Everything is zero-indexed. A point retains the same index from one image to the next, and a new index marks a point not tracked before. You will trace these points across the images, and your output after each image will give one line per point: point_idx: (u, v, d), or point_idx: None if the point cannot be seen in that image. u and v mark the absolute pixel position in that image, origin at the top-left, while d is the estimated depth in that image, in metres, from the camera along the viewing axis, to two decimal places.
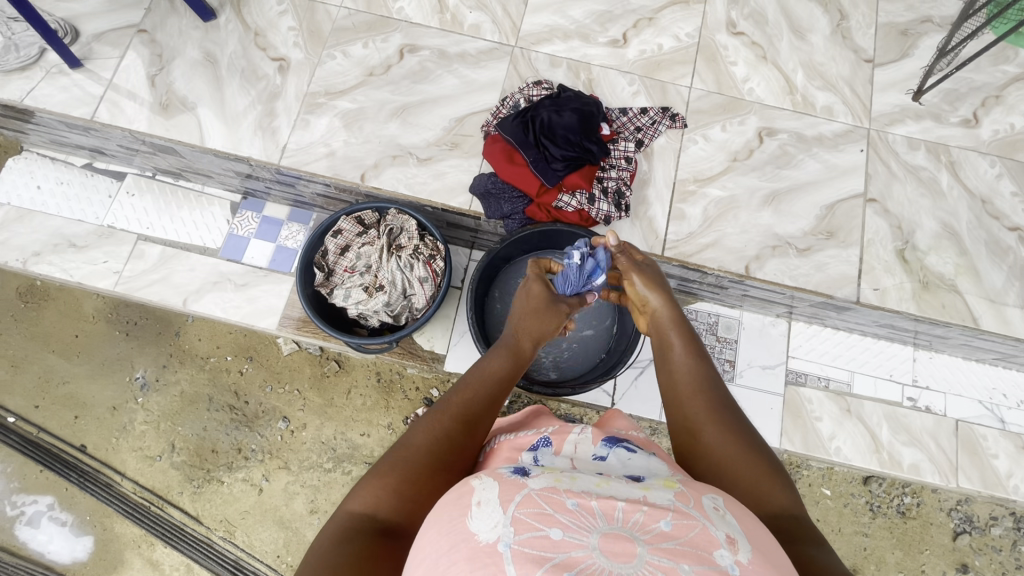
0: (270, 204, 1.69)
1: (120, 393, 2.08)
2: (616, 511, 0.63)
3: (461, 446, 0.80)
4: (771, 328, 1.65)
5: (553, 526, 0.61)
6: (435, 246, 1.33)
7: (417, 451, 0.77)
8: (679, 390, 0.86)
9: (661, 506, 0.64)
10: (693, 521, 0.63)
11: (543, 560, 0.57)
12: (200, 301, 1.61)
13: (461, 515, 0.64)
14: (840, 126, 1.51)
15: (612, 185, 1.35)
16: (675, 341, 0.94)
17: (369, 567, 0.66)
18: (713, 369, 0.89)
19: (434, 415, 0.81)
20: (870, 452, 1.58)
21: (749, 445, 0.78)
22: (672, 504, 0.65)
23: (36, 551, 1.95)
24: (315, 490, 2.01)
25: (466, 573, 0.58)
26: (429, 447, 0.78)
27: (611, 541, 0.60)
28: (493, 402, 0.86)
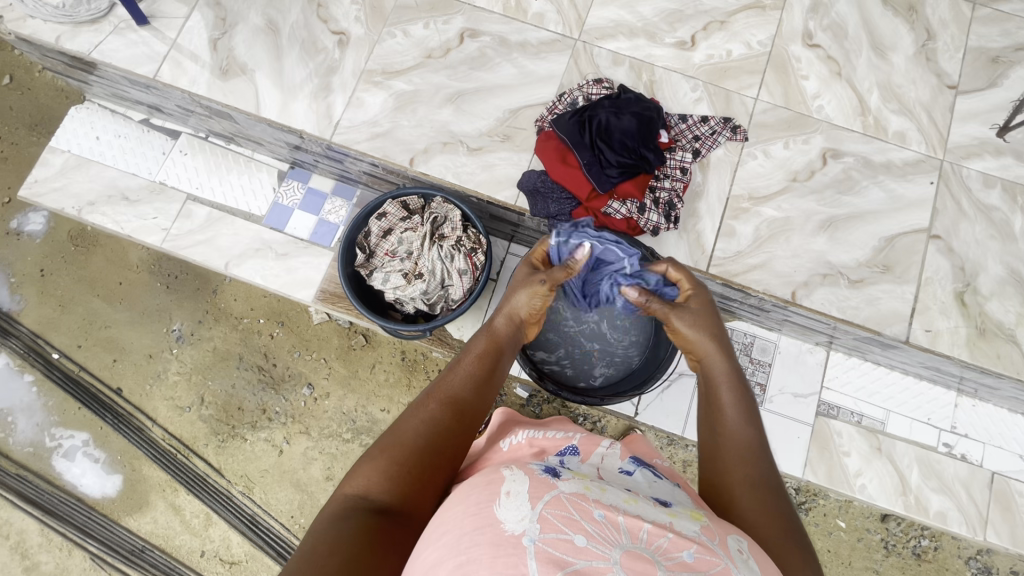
0: (316, 176, 1.70)
1: (158, 342, 2.16)
2: (642, 531, 0.65)
3: (451, 429, 0.84)
4: (808, 356, 1.61)
5: (578, 532, 0.63)
6: (477, 239, 1.32)
7: (407, 436, 0.82)
8: (722, 453, 0.85)
9: (685, 537, 0.66)
10: (716, 558, 0.63)
11: (564, 564, 0.59)
12: (241, 266, 1.64)
13: (489, 501, 0.66)
14: (911, 155, 1.43)
15: (665, 195, 1.31)
16: (725, 401, 0.90)
17: (365, 542, 0.69)
18: (763, 439, 0.86)
19: (420, 403, 0.86)
20: (897, 494, 1.54)
21: (787, 531, 0.75)
22: (696, 537, 0.66)
23: (69, 484, 2.05)
24: (333, 458, 2.06)
25: (489, 556, 0.60)
26: (417, 430, 0.82)
27: (635, 558, 0.61)
28: (477, 388, 0.91)
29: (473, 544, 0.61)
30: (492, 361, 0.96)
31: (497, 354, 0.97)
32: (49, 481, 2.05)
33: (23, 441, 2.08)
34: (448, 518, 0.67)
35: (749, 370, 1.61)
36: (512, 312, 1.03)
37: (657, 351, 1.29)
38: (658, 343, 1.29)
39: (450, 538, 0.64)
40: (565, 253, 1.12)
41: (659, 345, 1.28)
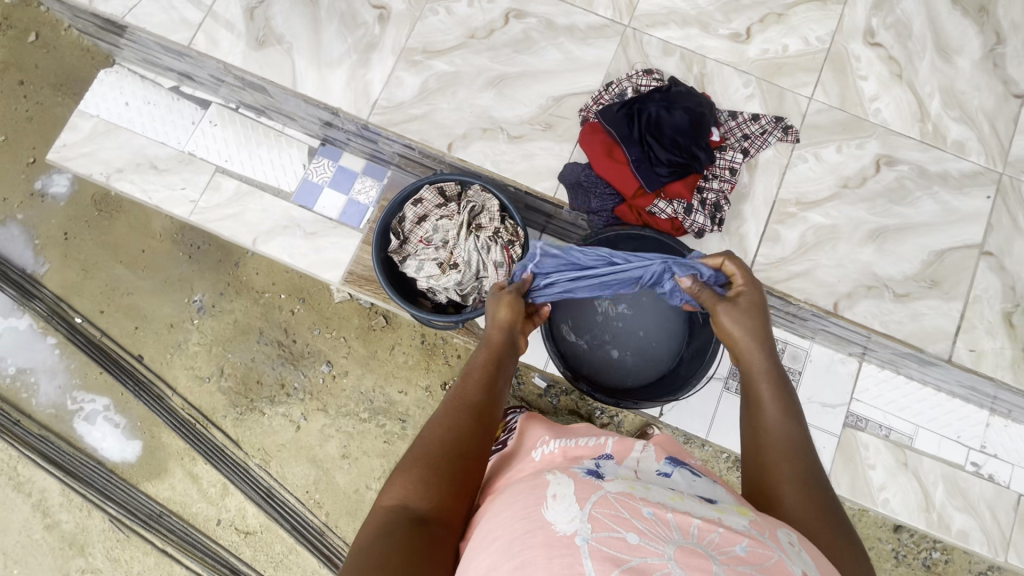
0: (347, 154, 1.66)
1: (179, 311, 2.16)
2: (693, 526, 0.62)
3: (473, 431, 0.83)
4: (839, 366, 1.58)
5: (630, 530, 0.61)
6: (514, 231, 1.29)
7: (431, 445, 0.80)
8: (769, 449, 0.82)
9: (737, 532, 0.63)
10: (768, 551, 0.61)
11: (619, 562, 0.57)
12: (269, 243, 1.62)
13: (536, 504, 0.65)
14: (969, 166, 1.37)
15: (711, 196, 1.26)
16: (765, 396, 0.86)
17: (415, 554, 0.67)
18: (807, 435, 0.83)
19: (439, 413, 0.84)
20: (919, 510, 1.52)
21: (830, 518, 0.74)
22: (747, 530, 0.64)
23: (89, 447, 2.07)
24: (349, 437, 2.07)
25: (543, 558, 0.59)
26: (441, 437, 0.81)
27: (690, 553, 0.59)
28: (489, 388, 0.90)
29: (527, 547, 0.60)
30: (493, 360, 0.95)
31: (499, 357, 0.96)
32: (70, 443, 2.08)
33: (45, 402, 2.10)
34: (496, 525, 0.66)
35: None
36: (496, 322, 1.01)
37: (695, 353, 1.25)
38: (694, 346, 1.26)
39: (502, 544, 0.63)
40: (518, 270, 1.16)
41: (697, 347, 1.25)
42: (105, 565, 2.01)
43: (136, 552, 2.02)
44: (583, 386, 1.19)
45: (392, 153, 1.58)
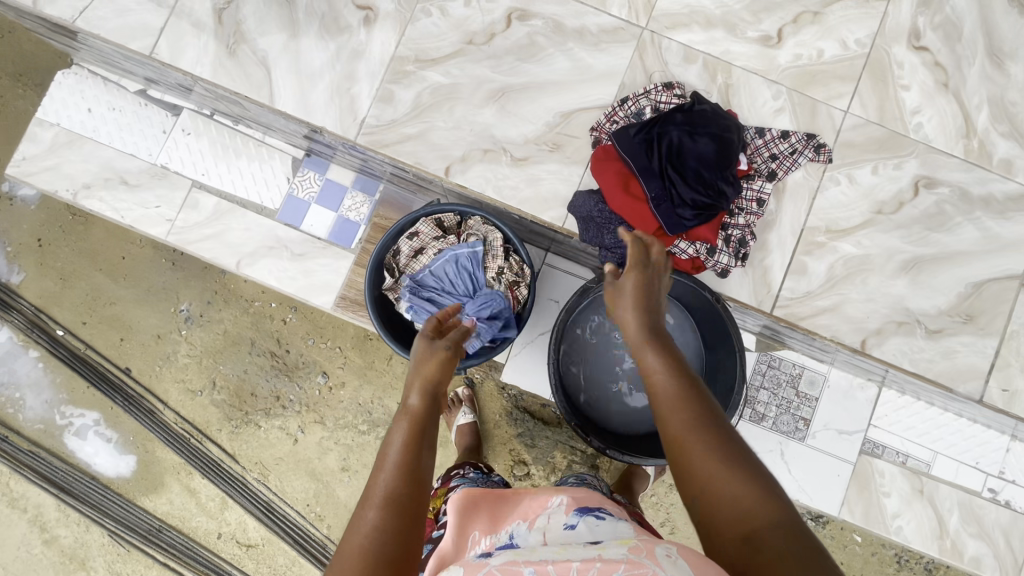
0: (334, 166, 1.53)
1: (166, 322, 2.06)
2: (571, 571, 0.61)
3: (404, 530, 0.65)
4: (858, 391, 1.51)
5: None
6: (520, 267, 1.19)
7: (351, 560, 0.62)
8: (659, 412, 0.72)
9: (614, 561, 0.61)
10: (646, 568, 0.59)
11: None
12: (254, 266, 1.50)
13: None
14: (1015, 188, 1.26)
15: (737, 232, 1.17)
16: (650, 360, 0.78)
17: None
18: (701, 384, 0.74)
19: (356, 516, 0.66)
20: (933, 538, 1.49)
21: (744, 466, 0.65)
22: (625, 556, 0.62)
23: (83, 462, 2.03)
24: (348, 449, 2.03)
25: None
26: (354, 558, 0.62)
27: None
28: (414, 478, 0.69)
29: None
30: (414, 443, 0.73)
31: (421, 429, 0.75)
32: (62, 459, 2.03)
33: (33, 418, 2.04)
34: None
35: (794, 403, 1.51)
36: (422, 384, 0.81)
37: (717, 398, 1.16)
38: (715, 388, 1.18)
39: None
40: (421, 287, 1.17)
41: (720, 394, 1.15)
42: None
43: (138, 565, 2.01)
44: (596, 443, 1.10)
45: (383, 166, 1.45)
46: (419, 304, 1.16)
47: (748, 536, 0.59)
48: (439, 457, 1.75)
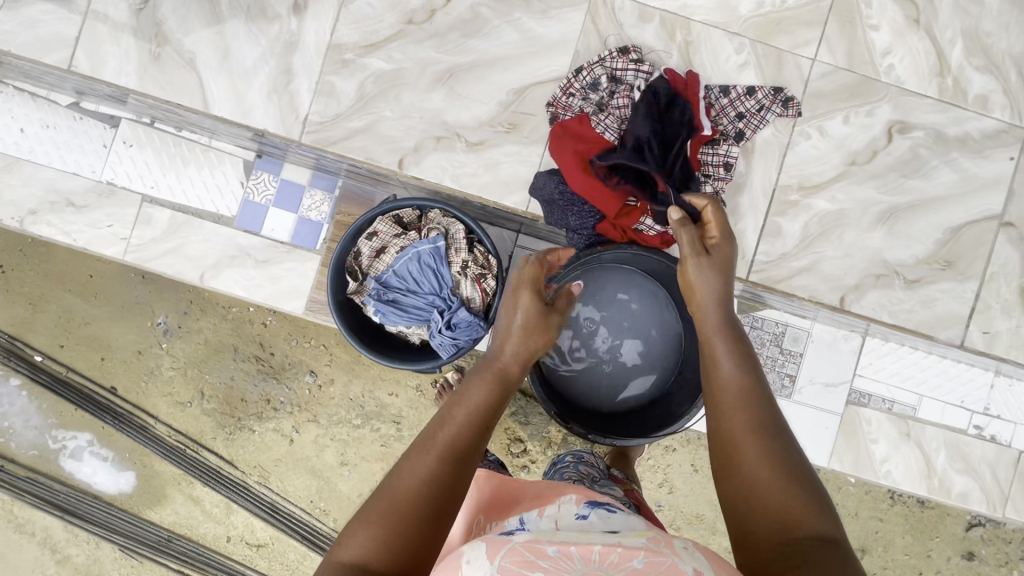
0: (288, 165, 1.47)
1: (144, 337, 2.03)
2: (593, 553, 0.62)
3: (454, 484, 0.73)
4: (842, 343, 1.50)
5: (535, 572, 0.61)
6: (486, 259, 1.14)
7: (405, 493, 0.71)
8: (723, 398, 0.77)
9: (633, 546, 0.63)
10: (665, 557, 0.61)
11: None
12: (218, 277, 1.46)
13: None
14: (992, 124, 1.21)
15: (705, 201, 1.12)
16: (721, 351, 0.82)
17: None
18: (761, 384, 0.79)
19: (418, 455, 0.74)
20: (921, 478, 1.52)
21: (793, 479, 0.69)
22: (644, 544, 0.64)
23: (83, 483, 2.03)
24: (345, 445, 2.04)
25: None
26: (411, 485, 0.71)
27: None
28: (480, 423, 0.79)
29: None
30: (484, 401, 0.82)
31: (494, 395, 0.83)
32: (62, 482, 2.03)
33: (25, 445, 2.03)
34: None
35: (779, 361, 1.50)
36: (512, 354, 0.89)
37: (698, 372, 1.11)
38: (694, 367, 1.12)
39: None
40: (389, 284, 1.14)
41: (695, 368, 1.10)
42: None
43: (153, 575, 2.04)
44: (577, 429, 1.07)
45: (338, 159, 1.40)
46: (386, 307, 1.12)
47: (785, 545, 0.63)
48: None
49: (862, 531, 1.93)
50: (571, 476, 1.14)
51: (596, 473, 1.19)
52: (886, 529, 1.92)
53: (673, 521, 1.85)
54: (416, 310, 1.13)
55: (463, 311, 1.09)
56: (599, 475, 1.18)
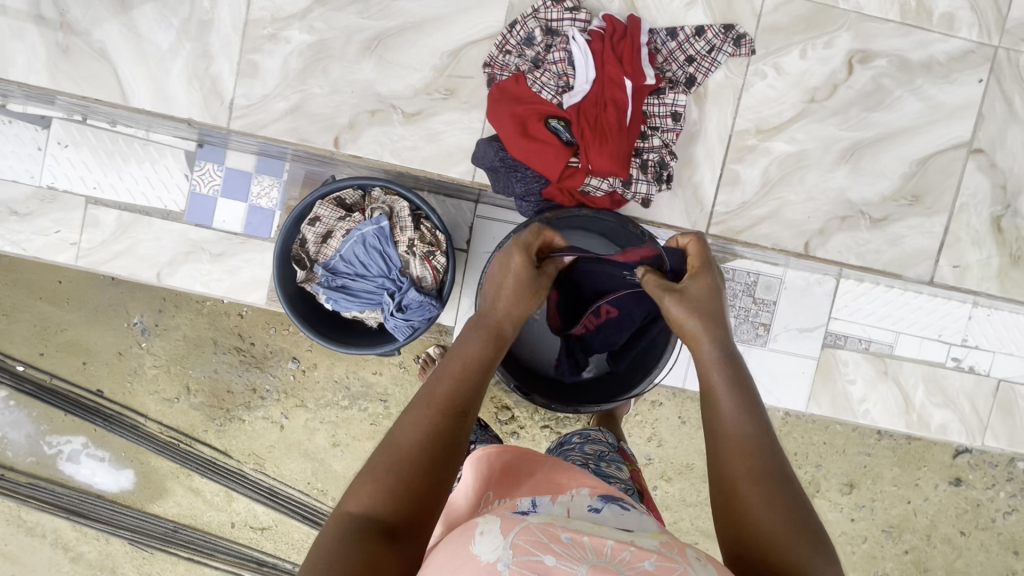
0: (231, 153, 1.42)
1: (121, 337, 2.02)
2: (606, 547, 0.60)
3: (455, 437, 0.77)
4: (816, 287, 1.47)
5: (547, 553, 0.59)
6: (434, 236, 1.11)
7: (411, 446, 0.74)
8: (726, 441, 0.74)
9: (646, 548, 0.62)
10: (676, 564, 0.59)
11: None
12: (175, 274, 1.43)
13: (465, 541, 0.63)
14: (958, 45, 1.14)
15: (653, 155, 1.07)
16: (718, 383, 0.79)
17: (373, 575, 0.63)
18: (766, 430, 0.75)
19: (420, 410, 0.78)
20: (900, 414, 1.52)
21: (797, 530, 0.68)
22: (657, 548, 0.62)
23: (84, 484, 2.07)
24: (335, 426, 2.06)
25: None
26: (408, 442, 0.75)
27: (602, 571, 0.57)
28: (467, 387, 0.82)
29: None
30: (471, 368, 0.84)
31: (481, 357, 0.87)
32: (64, 485, 2.07)
33: (22, 452, 2.06)
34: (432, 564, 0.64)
35: (752, 311, 1.48)
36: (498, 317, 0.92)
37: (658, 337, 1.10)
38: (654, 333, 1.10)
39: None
40: (336, 270, 1.11)
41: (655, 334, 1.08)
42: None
43: (165, 564, 2.11)
44: (538, 400, 1.08)
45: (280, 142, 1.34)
46: (336, 293, 1.10)
47: None
48: None
49: (850, 466, 1.97)
50: (575, 460, 1.03)
51: (606, 455, 1.07)
52: (874, 462, 1.96)
53: (662, 473, 1.88)
54: (365, 294, 1.11)
55: (413, 291, 1.06)
56: (607, 457, 1.07)
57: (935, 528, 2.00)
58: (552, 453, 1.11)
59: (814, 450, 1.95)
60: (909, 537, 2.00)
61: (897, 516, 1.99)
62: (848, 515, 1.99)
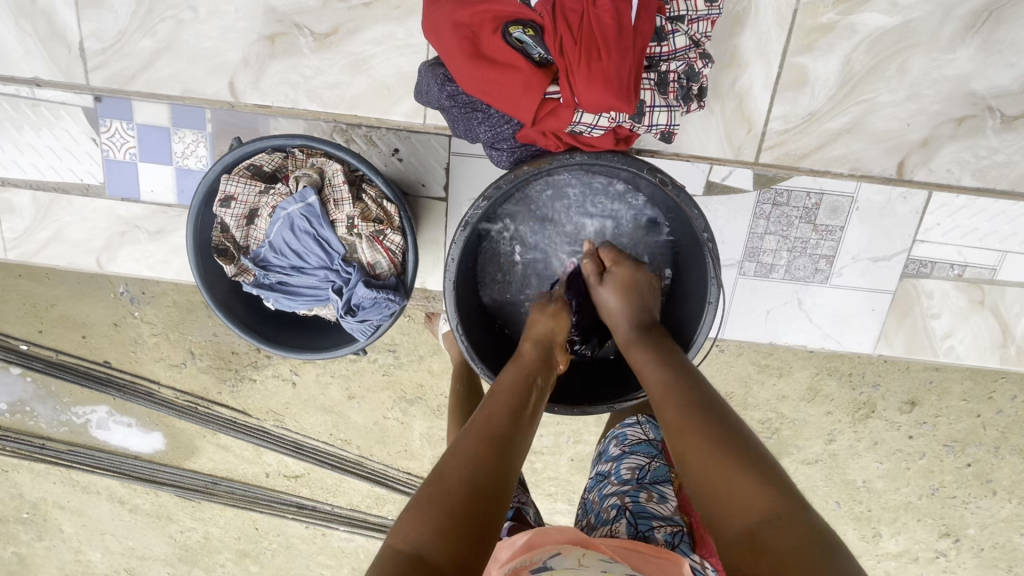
0: (137, 102, 1.09)
1: (111, 308, 1.57)
2: None
3: (526, 416, 0.71)
4: (899, 203, 1.12)
5: None
6: (383, 208, 0.87)
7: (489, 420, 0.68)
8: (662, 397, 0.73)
9: None
10: None
11: None
12: (116, 259, 1.20)
13: None
14: None
15: (675, 65, 0.77)
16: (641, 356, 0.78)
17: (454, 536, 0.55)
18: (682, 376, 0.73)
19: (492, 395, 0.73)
20: (994, 348, 1.22)
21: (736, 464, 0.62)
22: None
23: (118, 448, 1.71)
24: (347, 379, 1.61)
25: None
26: (471, 459, 0.62)
27: None
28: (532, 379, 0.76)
29: None
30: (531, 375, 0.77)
31: (537, 360, 0.79)
32: (100, 449, 1.71)
33: (54, 422, 1.69)
34: None
35: (812, 241, 1.15)
36: (539, 334, 0.83)
37: (677, 337, 0.89)
38: (675, 333, 0.90)
39: None
40: (265, 260, 0.88)
41: (696, 271, 0.86)
42: (163, 543, 1.81)
43: (183, 506, 1.75)
44: None
45: (168, 89, 1.08)
46: (274, 292, 0.88)
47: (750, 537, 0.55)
48: (425, 381, 1.60)
49: (914, 380, 1.47)
50: (610, 504, 0.84)
51: (647, 476, 0.88)
52: (944, 377, 1.46)
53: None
54: (304, 290, 0.89)
55: (362, 287, 0.84)
56: (650, 479, 0.88)
57: (1007, 440, 1.50)
58: (589, 479, 0.94)
59: (871, 367, 1.45)
60: (974, 451, 1.51)
61: (963, 431, 1.50)
62: (905, 434, 1.51)
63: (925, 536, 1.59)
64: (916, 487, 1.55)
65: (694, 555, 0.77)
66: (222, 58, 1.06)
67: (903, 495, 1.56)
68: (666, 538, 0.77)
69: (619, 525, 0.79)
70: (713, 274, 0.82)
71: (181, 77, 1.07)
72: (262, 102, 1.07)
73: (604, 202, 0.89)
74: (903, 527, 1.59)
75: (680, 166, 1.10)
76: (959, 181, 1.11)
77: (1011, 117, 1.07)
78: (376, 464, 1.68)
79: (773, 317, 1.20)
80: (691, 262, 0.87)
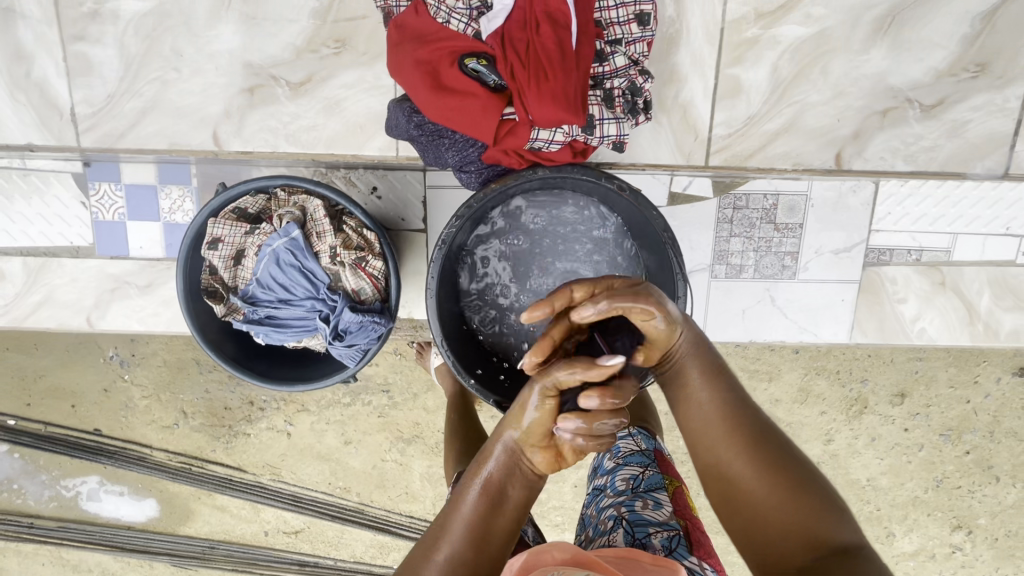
0: (125, 164, 1.15)
1: (101, 374, 1.57)
2: None
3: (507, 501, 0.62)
4: (850, 197, 1.20)
5: None
6: (363, 235, 0.92)
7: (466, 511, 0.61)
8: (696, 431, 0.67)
9: None
10: None
11: None
12: (106, 317, 1.22)
13: None
14: None
15: (618, 82, 0.86)
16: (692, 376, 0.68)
17: None
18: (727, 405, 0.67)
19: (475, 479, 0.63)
20: (962, 327, 1.27)
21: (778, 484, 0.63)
22: None
23: (111, 520, 1.67)
24: (343, 424, 1.59)
25: None
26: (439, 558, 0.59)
27: None
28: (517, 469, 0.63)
29: None
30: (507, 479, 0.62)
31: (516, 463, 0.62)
32: (92, 523, 1.67)
33: (43, 498, 1.65)
34: None
35: (774, 240, 1.21)
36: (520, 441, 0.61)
37: None
38: None
39: None
40: (253, 297, 0.92)
41: (663, 268, 0.90)
42: None
43: None
44: None
45: (154, 148, 1.14)
46: (263, 327, 0.91)
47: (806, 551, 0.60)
48: (422, 416, 1.60)
49: (898, 372, 1.50)
50: (607, 517, 0.85)
51: (641, 484, 0.90)
52: (927, 366, 1.49)
53: None
54: (290, 325, 0.92)
55: (348, 312, 0.88)
56: (644, 486, 0.89)
57: (998, 423, 1.52)
58: (587, 494, 0.95)
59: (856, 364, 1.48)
60: (970, 438, 1.53)
61: (954, 419, 1.52)
62: (900, 428, 1.53)
63: (938, 531, 1.58)
64: (920, 481, 1.56)
65: (691, 557, 0.77)
66: (205, 112, 1.13)
67: (909, 490, 1.57)
68: (663, 543, 0.78)
69: (617, 535, 0.81)
70: (678, 271, 0.87)
71: (166, 131, 1.14)
72: (244, 148, 1.14)
73: (570, 211, 0.95)
74: (915, 523, 1.58)
75: (642, 177, 1.18)
76: (894, 167, 1.19)
77: (931, 105, 1.17)
78: (378, 510, 1.65)
79: (749, 315, 1.25)
80: (658, 264, 0.91)
